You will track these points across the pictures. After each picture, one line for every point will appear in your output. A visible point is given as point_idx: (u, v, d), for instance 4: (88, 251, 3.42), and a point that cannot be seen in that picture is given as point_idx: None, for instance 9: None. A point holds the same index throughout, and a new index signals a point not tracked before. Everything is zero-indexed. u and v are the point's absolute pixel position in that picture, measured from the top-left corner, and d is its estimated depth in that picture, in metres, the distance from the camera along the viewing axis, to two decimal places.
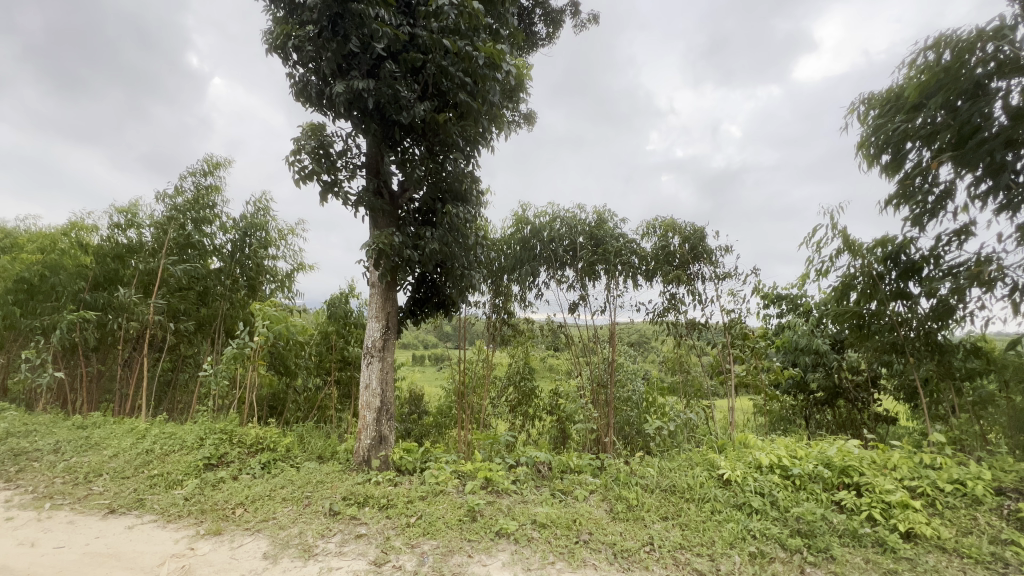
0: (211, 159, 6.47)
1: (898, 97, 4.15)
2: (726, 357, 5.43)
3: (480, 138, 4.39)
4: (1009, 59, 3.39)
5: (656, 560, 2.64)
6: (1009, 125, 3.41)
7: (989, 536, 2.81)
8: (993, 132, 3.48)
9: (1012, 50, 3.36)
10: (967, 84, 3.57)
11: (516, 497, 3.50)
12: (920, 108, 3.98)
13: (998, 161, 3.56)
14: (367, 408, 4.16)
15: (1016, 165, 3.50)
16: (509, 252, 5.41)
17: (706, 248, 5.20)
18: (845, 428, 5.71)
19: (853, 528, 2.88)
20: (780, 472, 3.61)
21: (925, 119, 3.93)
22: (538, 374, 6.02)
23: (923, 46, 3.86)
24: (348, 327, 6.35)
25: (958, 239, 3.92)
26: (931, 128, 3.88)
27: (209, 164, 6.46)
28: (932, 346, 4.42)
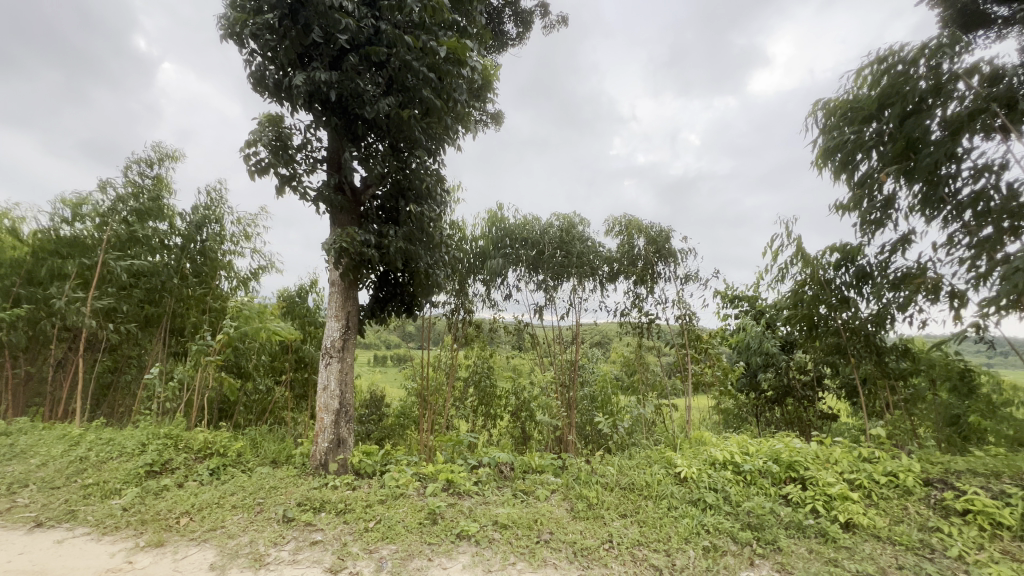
0: (159, 149, 6.11)
1: (852, 106, 4.41)
2: (684, 356, 5.60)
3: (446, 136, 4.35)
4: (946, 78, 3.72)
5: (615, 557, 2.69)
6: (946, 138, 3.73)
7: (918, 524, 3.03)
8: (933, 144, 3.79)
9: (950, 69, 3.70)
10: (911, 99, 3.90)
11: (478, 498, 3.49)
12: (871, 118, 4.25)
13: (936, 174, 3.87)
14: (325, 410, 4.05)
15: (951, 178, 3.82)
16: (479, 253, 5.34)
17: (669, 250, 5.36)
18: (792, 424, 6.01)
19: (798, 520, 3.04)
20: (732, 468, 3.75)
21: (875, 129, 4.21)
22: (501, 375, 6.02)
23: (873, 58, 4.14)
24: (307, 325, 6.15)
25: (900, 247, 4.22)
26: (879, 139, 4.17)
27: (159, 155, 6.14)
28: (871, 347, 4.74)
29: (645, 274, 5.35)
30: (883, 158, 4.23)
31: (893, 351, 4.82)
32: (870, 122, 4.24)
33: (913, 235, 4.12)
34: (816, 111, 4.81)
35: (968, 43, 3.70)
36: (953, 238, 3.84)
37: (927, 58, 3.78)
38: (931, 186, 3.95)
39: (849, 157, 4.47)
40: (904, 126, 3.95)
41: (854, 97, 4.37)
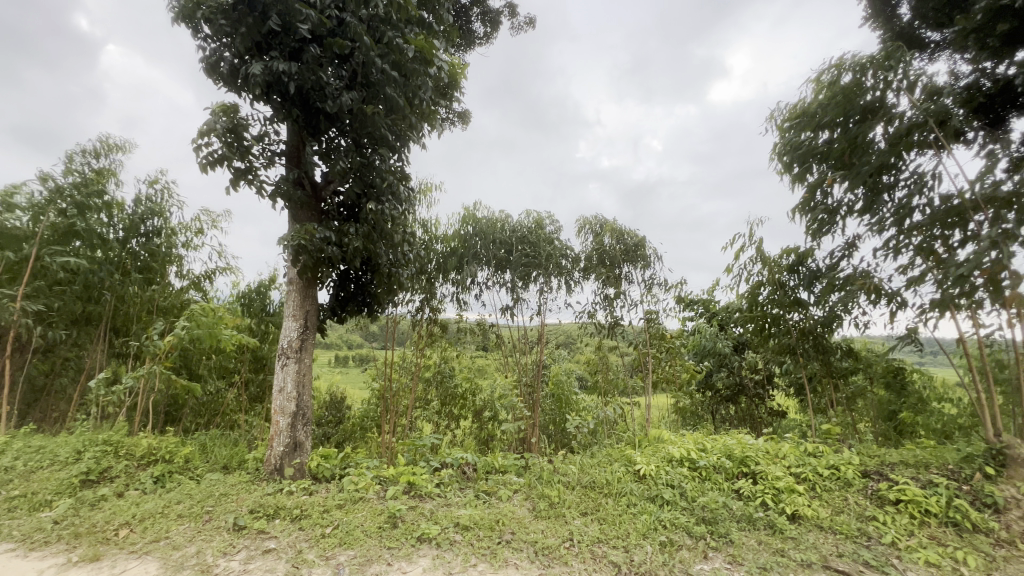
0: (106, 140, 5.72)
1: (806, 115, 4.66)
2: (645, 356, 5.73)
3: (411, 134, 4.29)
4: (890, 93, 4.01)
5: (575, 555, 2.73)
6: (887, 150, 4.03)
7: (856, 513, 3.22)
8: (875, 153, 4.10)
9: (895, 82, 4.00)
10: (858, 109, 4.19)
11: (440, 500, 3.45)
12: (824, 127, 4.52)
13: (879, 183, 4.16)
14: (281, 413, 3.90)
15: (891, 188, 4.11)
16: (448, 252, 5.23)
17: (643, 251, 5.51)
18: (745, 421, 6.28)
19: (749, 513, 3.17)
20: (689, 464, 3.87)
21: (827, 138, 4.49)
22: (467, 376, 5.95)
23: (827, 67, 4.40)
24: (265, 323, 5.92)
25: (846, 252, 4.49)
26: (831, 147, 4.45)
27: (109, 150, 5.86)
28: (817, 347, 5.03)
29: (612, 273, 5.47)
30: (834, 166, 4.51)
31: (837, 350, 5.12)
32: (822, 130, 4.51)
33: (857, 240, 4.41)
34: (773, 118, 5.06)
35: (904, 65, 3.98)
36: (891, 243, 4.15)
37: (874, 73, 4.07)
38: (874, 195, 4.24)
39: (804, 163, 4.74)
40: (850, 134, 4.24)
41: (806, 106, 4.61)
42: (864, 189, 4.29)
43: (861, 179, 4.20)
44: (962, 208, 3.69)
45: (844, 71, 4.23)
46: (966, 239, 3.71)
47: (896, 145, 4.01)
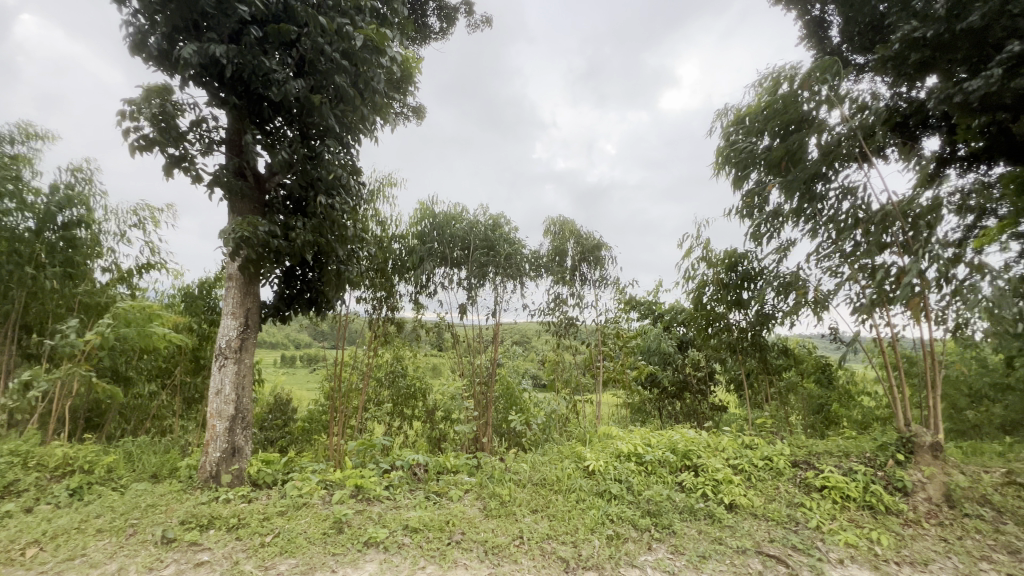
0: (25, 129, 5.19)
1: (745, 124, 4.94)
2: (598, 355, 6.01)
3: (362, 126, 4.17)
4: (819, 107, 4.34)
5: (525, 552, 2.75)
6: (819, 160, 4.36)
7: (786, 501, 3.45)
8: (809, 163, 4.42)
9: (825, 98, 4.33)
10: (795, 118, 4.48)
11: (389, 503, 3.38)
12: (762, 135, 4.81)
13: (812, 191, 4.49)
14: (218, 416, 3.68)
15: (822, 196, 4.45)
16: (407, 249, 5.14)
17: (597, 254, 5.74)
18: (689, 416, 6.56)
19: (690, 505, 3.31)
20: (636, 459, 3.99)
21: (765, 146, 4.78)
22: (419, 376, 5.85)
23: (764, 78, 4.69)
24: (203, 321, 5.54)
25: (781, 255, 4.81)
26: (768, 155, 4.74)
27: (17, 132, 5.14)
28: (755, 345, 5.36)
29: (569, 275, 5.67)
30: (771, 172, 4.82)
31: (773, 349, 5.49)
32: (761, 138, 4.80)
33: (790, 244, 4.73)
34: (719, 120, 5.28)
35: (835, 81, 4.30)
36: (822, 248, 4.50)
37: (807, 88, 4.39)
38: (807, 201, 4.57)
39: (743, 168, 5.03)
40: (786, 144, 4.54)
41: (747, 111, 4.85)
42: (798, 196, 4.60)
43: (796, 186, 4.51)
44: (881, 217, 4.05)
45: (780, 85, 4.52)
46: (884, 247, 4.07)
47: (828, 155, 4.34)
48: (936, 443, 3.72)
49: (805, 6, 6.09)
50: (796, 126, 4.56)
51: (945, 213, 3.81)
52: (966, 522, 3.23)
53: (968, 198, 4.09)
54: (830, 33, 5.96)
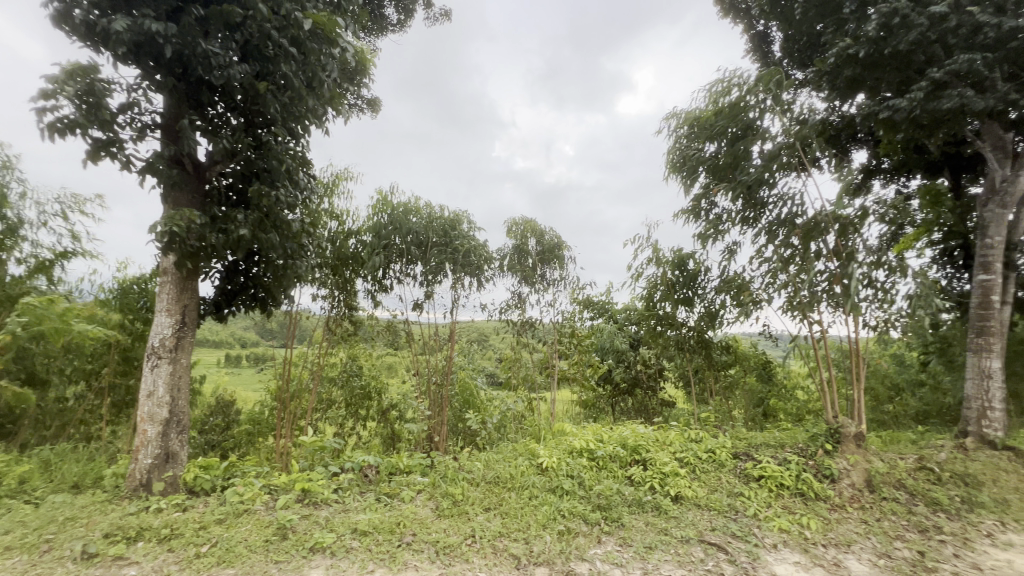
0: None
1: (694, 130, 5.14)
2: (552, 354, 6.08)
3: (312, 117, 4.00)
4: (762, 118, 4.60)
5: (476, 551, 2.75)
6: (762, 167, 4.60)
7: (727, 491, 3.62)
8: (753, 169, 4.66)
9: (767, 109, 4.59)
10: (740, 126, 4.72)
11: (337, 506, 3.27)
12: (709, 141, 5.04)
13: (755, 196, 4.74)
14: (149, 420, 3.44)
15: (765, 201, 4.69)
16: (363, 244, 4.96)
17: (557, 254, 5.80)
18: (640, 412, 6.76)
19: (639, 498, 3.41)
20: (587, 454, 4.07)
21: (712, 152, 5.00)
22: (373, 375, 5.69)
23: (712, 87, 4.91)
24: (137, 319, 5.16)
25: (727, 258, 5.04)
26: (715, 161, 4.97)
27: None
28: (701, 343, 5.66)
29: (529, 273, 5.72)
30: (717, 177, 5.05)
31: (717, 347, 5.80)
32: (708, 144, 5.03)
33: (735, 247, 4.98)
34: (669, 122, 5.48)
35: (777, 92, 4.55)
36: (764, 251, 4.75)
37: (751, 99, 4.64)
38: (751, 206, 4.82)
39: (691, 173, 5.25)
40: (731, 151, 4.78)
41: (696, 116, 5.05)
42: (741, 200, 4.86)
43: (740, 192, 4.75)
44: (816, 224, 4.34)
45: (727, 95, 4.75)
46: (818, 251, 4.36)
47: (769, 163, 4.60)
48: (858, 434, 4.10)
49: (750, 20, 6.60)
50: (742, 133, 4.80)
51: (869, 221, 4.15)
52: (884, 505, 3.53)
53: (890, 209, 4.48)
54: (772, 48, 6.54)
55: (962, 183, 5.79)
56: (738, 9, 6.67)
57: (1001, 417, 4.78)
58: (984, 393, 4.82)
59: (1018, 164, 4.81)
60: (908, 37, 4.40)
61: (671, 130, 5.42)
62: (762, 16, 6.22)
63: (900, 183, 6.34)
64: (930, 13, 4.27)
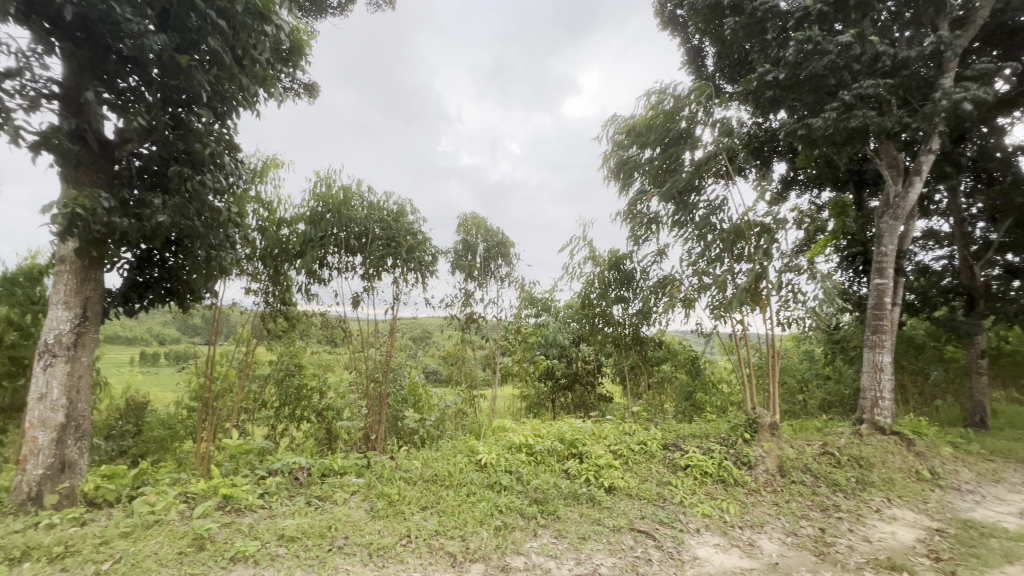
0: None
1: (631, 133, 5.31)
2: (496, 350, 6.09)
3: (241, 98, 3.73)
4: (695, 128, 4.86)
5: (411, 551, 2.70)
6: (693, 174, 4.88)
7: (657, 480, 3.80)
8: (684, 175, 4.93)
9: (699, 119, 4.86)
10: (673, 134, 4.97)
11: (263, 512, 3.10)
12: (645, 146, 5.24)
13: (686, 201, 5.03)
14: (41, 426, 3.06)
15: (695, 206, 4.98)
16: (297, 234, 4.71)
17: (503, 251, 5.82)
18: (578, 407, 6.92)
19: (574, 490, 3.51)
20: (526, 450, 4.11)
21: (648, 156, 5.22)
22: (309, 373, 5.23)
23: (649, 94, 5.11)
24: (28, 313, 4.57)
25: (658, 258, 5.30)
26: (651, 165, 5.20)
27: None
28: (636, 340, 6.00)
29: (474, 270, 5.69)
30: (652, 181, 5.28)
31: (651, 343, 6.11)
32: (644, 149, 5.24)
33: (666, 248, 5.24)
34: (608, 126, 5.65)
35: (708, 104, 4.84)
36: (694, 253, 5.03)
37: (686, 108, 4.88)
38: (682, 210, 5.10)
39: (628, 176, 5.45)
40: (665, 157, 5.02)
41: (634, 121, 5.24)
42: (674, 204, 5.14)
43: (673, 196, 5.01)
44: (740, 229, 4.68)
45: (664, 102, 4.96)
46: (742, 255, 4.68)
47: (699, 170, 4.89)
48: (772, 423, 4.45)
49: (686, 34, 6.97)
50: (676, 141, 5.04)
51: (784, 228, 4.53)
52: (793, 488, 3.87)
53: (804, 218, 4.91)
54: (706, 62, 6.93)
55: (863, 197, 6.46)
56: (676, 22, 7.01)
57: (889, 406, 5.38)
58: (877, 384, 5.40)
59: (908, 182, 5.41)
60: (822, 61, 4.84)
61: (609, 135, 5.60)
62: (697, 32, 6.58)
63: (813, 194, 6.97)
64: (840, 40, 4.76)
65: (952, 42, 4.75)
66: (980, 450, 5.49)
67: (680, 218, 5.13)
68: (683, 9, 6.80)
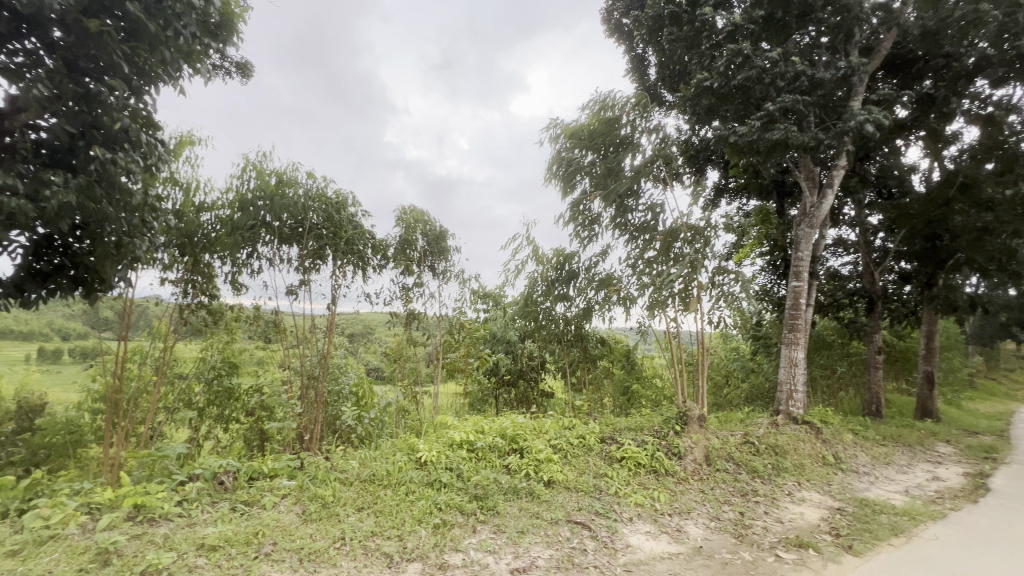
0: None
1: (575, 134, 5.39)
2: (439, 346, 5.97)
3: (162, 71, 3.42)
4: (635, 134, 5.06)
5: (346, 554, 2.61)
6: (633, 178, 5.08)
7: (594, 473, 3.92)
8: (625, 179, 5.12)
9: (639, 124, 5.07)
10: (615, 139, 5.14)
11: (180, 521, 2.88)
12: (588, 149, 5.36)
13: (627, 204, 5.23)
14: None
15: (635, 209, 5.20)
16: (224, 221, 4.39)
17: (442, 245, 5.84)
18: (521, 403, 6.98)
19: (514, 485, 3.55)
20: (467, 446, 4.09)
21: (590, 159, 5.34)
22: (241, 371, 4.95)
23: (592, 98, 5.23)
24: None
25: (600, 258, 5.47)
26: (594, 167, 5.33)
27: None
28: (577, 336, 6.16)
29: (414, 264, 5.62)
30: (594, 184, 5.42)
31: (591, 339, 6.31)
32: (588, 152, 5.36)
33: (608, 248, 5.41)
34: (551, 130, 5.74)
35: (647, 111, 5.04)
36: (633, 254, 5.23)
37: (628, 113, 5.05)
38: (622, 212, 5.29)
39: (572, 178, 5.54)
40: (609, 160, 5.18)
41: (578, 124, 5.33)
42: (614, 207, 5.32)
43: (615, 199, 5.19)
44: (676, 231, 4.94)
45: (606, 106, 5.10)
46: (678, 256, 4.94)
47: (638, 174, 5.08)
48: (700, 415, 4.72)
49: (632, 43, 7.22)
50: (618, 145, 5.21)
51: (715, 233, 4.84)
52: (718, 476, 4.15)
53: (733, 223, 5.25)
54: (648, 72, 7.21)
55: (785, 206, 7.01)
56: (622, 31, 7.25)
57: (802, 398, 5.90)
58: (792, 378, 5.89)
59: (822, 194, 5.92)
60: (751, 76, 5.20)
61: (553, 136, 5.67)
62: (641, 41, 6.82)
63: (742, 202, 7.47)
64: (766, 59, 5.13)
65: (859, 68, 5.27)
66: (875, 436, 6.16)
67: (620, 220, 5.32)
68: (628, 18, 7.03)
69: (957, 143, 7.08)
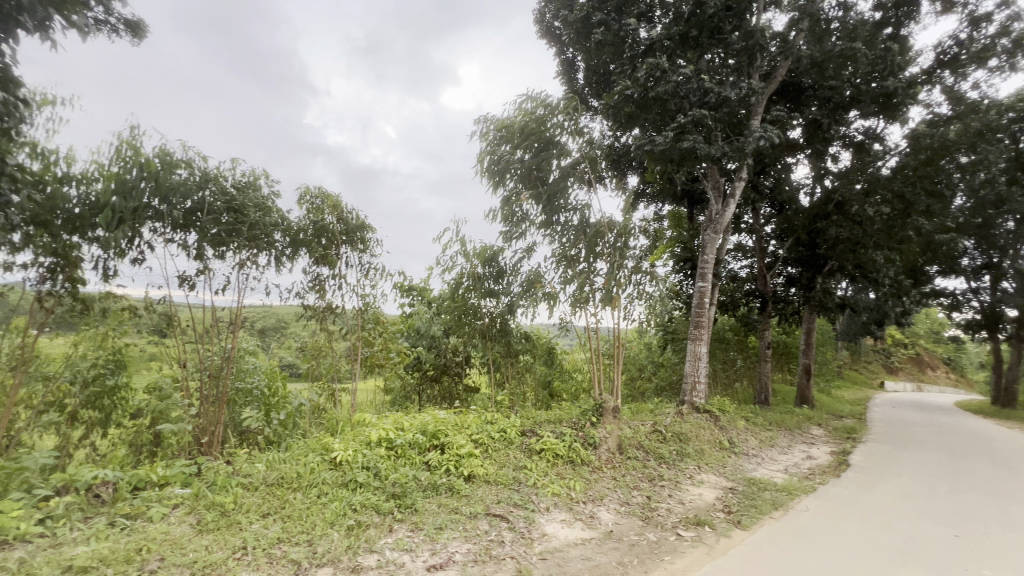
0: None
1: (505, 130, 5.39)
2: (359, 341, 5.70)
3: (25, 19, 2.92)
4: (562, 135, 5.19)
5: (246, 564, 2.43)
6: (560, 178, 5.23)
7: (513, 466, 3.98)
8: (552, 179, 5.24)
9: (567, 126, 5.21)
10: (543, 138, 5.23)
11: (43, 542, 2.51)
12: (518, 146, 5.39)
13: (553, 204, 5.36)
14: None
15: (560, 209, 5.34)
16: (97, 199, 3.82)
17: (361, 233, 5.60)
18: (444, 398, 6.89)
19: (433, 481, 3.50)
20: (386, 444, 3.95)
21: (520, 156, 5.37)
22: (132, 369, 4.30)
23: (525, 96, 5.27)
24: None
25: (525, 255, 5.54)
26: (523, 165, 5.37)
27: None
28: (501, 331, 6.22)
29: (328, 252, 5.32)
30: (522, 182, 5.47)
31: (514, 335, 6.39)
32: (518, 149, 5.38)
33: (534, 245, 5.51)
34: (481, 124, 5.69)
35: (574, 113, 5.21)
36: (557, 252, 5.37)
37: (557, 113, 5.16)
38: (548, 211, 5.40)
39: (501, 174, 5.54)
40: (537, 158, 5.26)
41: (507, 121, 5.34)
42: (541, 205, 5.42)
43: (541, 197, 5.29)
44: (598, 230, 5.15)
45: (537, 105, 5.17)
46: (598, 255, 5.17)
47: (565, 174, 5.23)
48: (615, 407, 4.97)
49: (562, 47, 7.40)
50: (545, 144, 5.31)
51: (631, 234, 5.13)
52: (629, 463, 4.42)
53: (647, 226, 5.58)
54: (577, 76, 7.43)
55: (694, 213, 7.58)
56: (553, 34, 7.40)
57: (704, 388, 6.45)
58: (696, 370, 6.41)
59: (726, 203, 6.47)
60: (668, 88, 5.56)
61: (482, 131, 5.63)
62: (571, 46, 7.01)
63: (658, 207, 7.96)
64: (681, 74, 5.52)
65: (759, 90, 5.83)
66: (763, 422, 6.89)
67: (544, 220, 5.43)
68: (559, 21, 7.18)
69: (834, 164, 8.10)
